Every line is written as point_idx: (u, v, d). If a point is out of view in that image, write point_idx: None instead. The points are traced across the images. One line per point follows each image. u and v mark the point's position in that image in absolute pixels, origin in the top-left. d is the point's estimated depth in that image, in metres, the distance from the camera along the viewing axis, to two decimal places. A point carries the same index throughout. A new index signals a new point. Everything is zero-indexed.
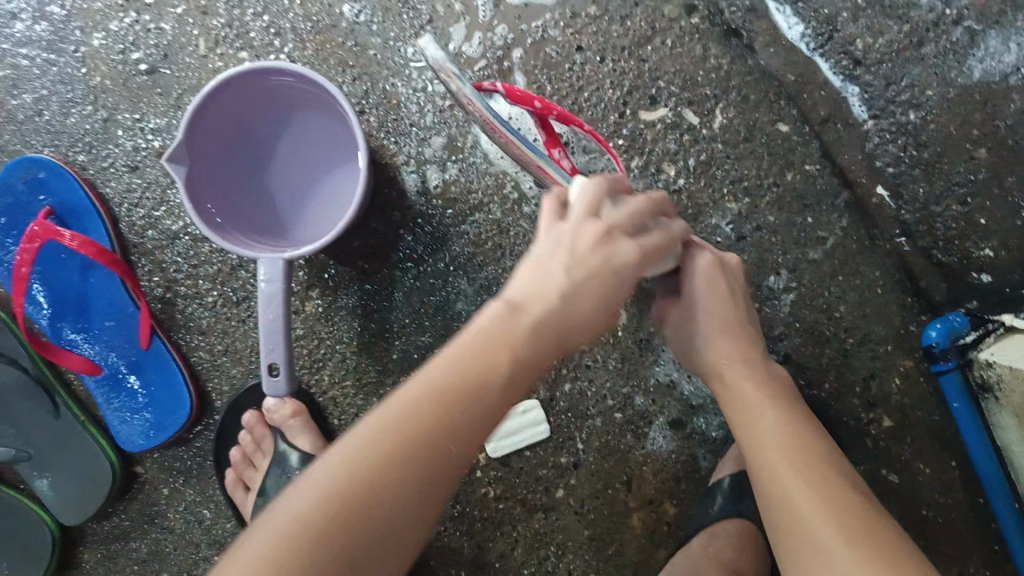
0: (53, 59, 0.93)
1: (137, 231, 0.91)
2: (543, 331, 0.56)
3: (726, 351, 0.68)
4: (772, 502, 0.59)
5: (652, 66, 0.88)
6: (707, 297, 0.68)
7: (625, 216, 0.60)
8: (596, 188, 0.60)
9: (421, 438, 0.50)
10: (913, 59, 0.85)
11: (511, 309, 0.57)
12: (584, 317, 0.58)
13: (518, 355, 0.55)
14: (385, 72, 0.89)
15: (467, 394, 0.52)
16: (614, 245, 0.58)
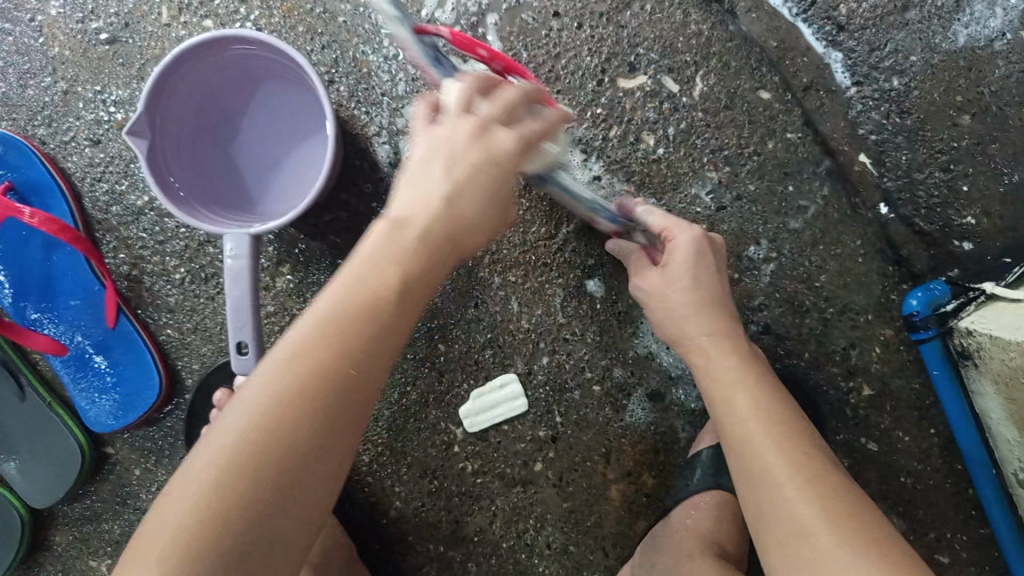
0: (9, 29, 0.89)
1: (101, 207, 0.88)
2: (428, 239, 0.54)
3: (707, 328, 0.69)
4: (751, 480, 0.60)
5: (631, 32, 0.86)
6: (688, 275, 0.70)
7: (500, 109, 0.57)
8: (467, 86, 0.57)
9: (327, 372, 0.49)
10: (897, 25, 0.84)
11: (402, 227, 0.54)
12: (477, 215, 0.56)
13: (420, 272, 0.53)
14: (355, 40, 0.86)
15: (368, 311, 0.51)
16: (492, 138, 0.55)
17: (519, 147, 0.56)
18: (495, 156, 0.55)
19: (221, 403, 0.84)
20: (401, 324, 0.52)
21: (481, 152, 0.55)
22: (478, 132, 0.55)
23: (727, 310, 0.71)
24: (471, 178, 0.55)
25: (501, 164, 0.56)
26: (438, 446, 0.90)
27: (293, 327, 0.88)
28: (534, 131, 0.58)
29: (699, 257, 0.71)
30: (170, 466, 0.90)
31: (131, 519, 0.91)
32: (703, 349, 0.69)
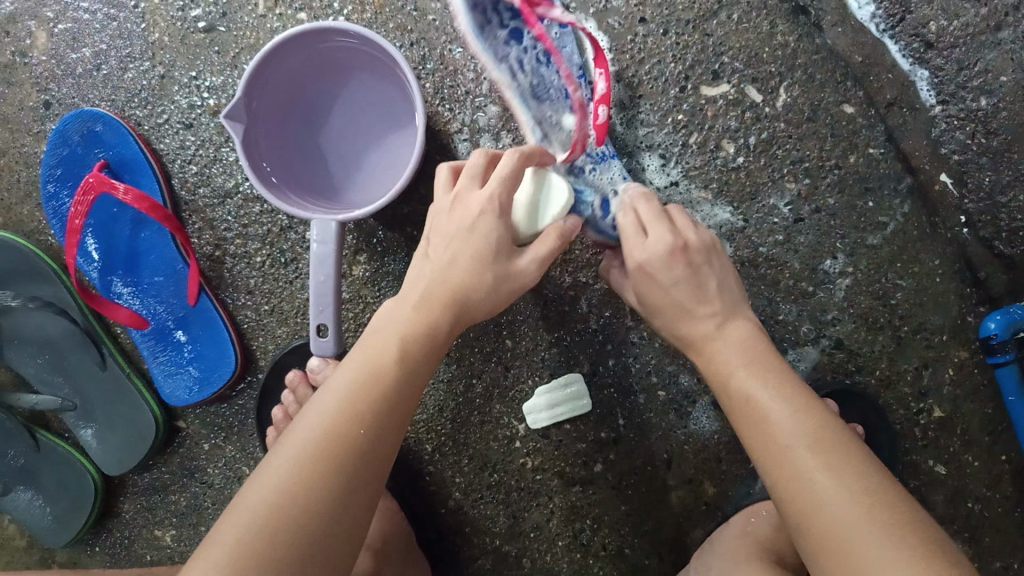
0: (113, 15, 0.93)
1: (189, 188, 0.92)
2: (428, 305, 0.63)
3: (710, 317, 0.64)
4: (764, 456, 0.57)
5: (716, 41, 0.86)
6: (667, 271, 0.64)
7: (499, 177, 0.62)
8: (479, 158, 0.66)
9: (343, 430, 0.56)
10: (988, 43, 0.83)
11: (414, 306, 0.63)
12: (484, 291, 0.63)
13: (415, 348, 0.62)
14: (444, 38, 0.88)
15: (377, 378, 0.59)
16: (483, 203, 0.63)
17: (489, 204, 0.62)
18: (476, 205, 0.63)
19: (297, 382, 0.87)
20: (407, 392, 0.60)
21: (487, 219, 0.62)
22: (459, 198, 0.64)
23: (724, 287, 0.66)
24: (453, 238, 0.63)
25: (487, 226, 0.62)
26: (499, 440, 0.90)
27: (367, 315, 0.90)
28: (511, 182, 0.62)
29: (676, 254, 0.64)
30: (237, 443, 0.92)
31: (196, 493, 0.93)
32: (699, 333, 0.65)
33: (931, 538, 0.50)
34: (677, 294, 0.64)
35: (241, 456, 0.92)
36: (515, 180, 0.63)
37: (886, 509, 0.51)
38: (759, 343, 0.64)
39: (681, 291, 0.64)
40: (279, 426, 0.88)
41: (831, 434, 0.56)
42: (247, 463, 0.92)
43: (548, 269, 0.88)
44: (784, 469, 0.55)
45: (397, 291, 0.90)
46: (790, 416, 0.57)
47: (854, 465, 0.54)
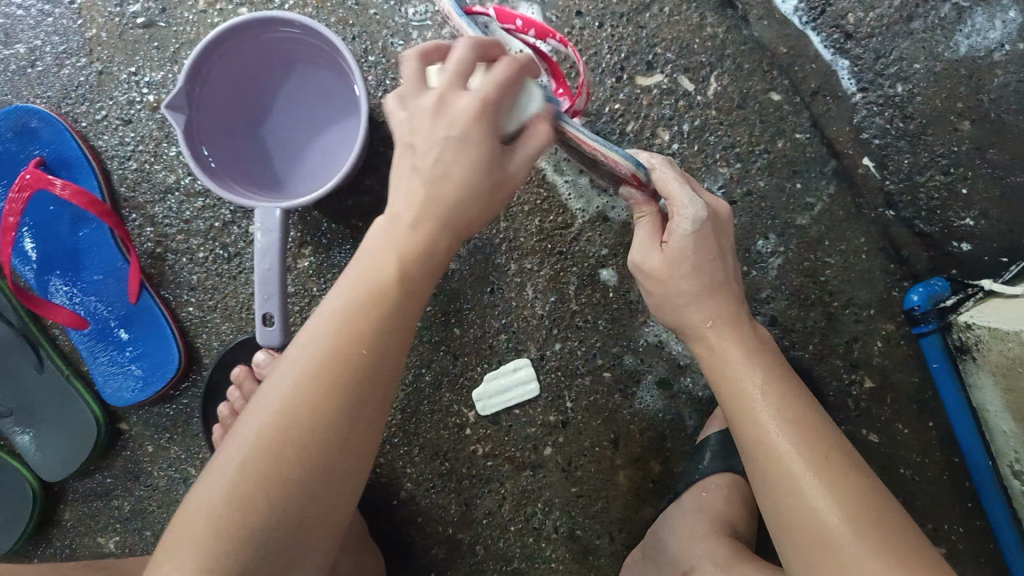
0: (48, 10, 0.92)
1: (129, 184, 0.91)
2: (424, 221, 0.58)
3: (710, 314, 0.66)
4: (759, 457, 0.60)
5: (649, 33, 0.90)
6: (692, 257, 0.66)
7: (492, 86, 0.55)
8: (466, 49, 0.56)
9: (320, 391, 0.54)
10: (902, 33, 0.88)
11: (411, 226, 0.58)
12: (471, 212, 0.59)
13: (399, 290, 0.58)
14: (385, 32, 0.89)
15: (358, 322, 0.56)
16: (451, 107, 0.56)
17: (480, 105, 0.55)
18: (464, 118, 0.56)
19: (242, 377, 0.86)
20: (395, 351, 0.57)
21: (477, 125, 0.56)
22: (439, 103, 0.56)
23: (730, 290, 0.68)
24: (443, 150, 0.57)
25: (474, 135, 0.56)
26: (450, 428, 0.92)
27: (313, 308, 0.90)
28: (506, 77, 0.55)
29: (701, 229, 0.66)
30: (183, 443, 0.91)
31: (141, 497, 0.91)
32: (703, 334, 0.66)
33: (913, 544, 0.55)
34: (692, 283, 0.66)
35: (186, 456, 0.91)
36: (510, 89, 0.56)
37: (868, 511, 0.55)
38: (757, 343, 0.66)
39: (694, 279, 0.66)
40: (225, 423, 0.87)
41: (823, 437, 0.60)
42: (193, 463, 0.90)
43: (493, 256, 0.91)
44: (779, 475, 0.58)
45: None
46: (787, 424, 0.60)
47: (836, 466, 0.58)
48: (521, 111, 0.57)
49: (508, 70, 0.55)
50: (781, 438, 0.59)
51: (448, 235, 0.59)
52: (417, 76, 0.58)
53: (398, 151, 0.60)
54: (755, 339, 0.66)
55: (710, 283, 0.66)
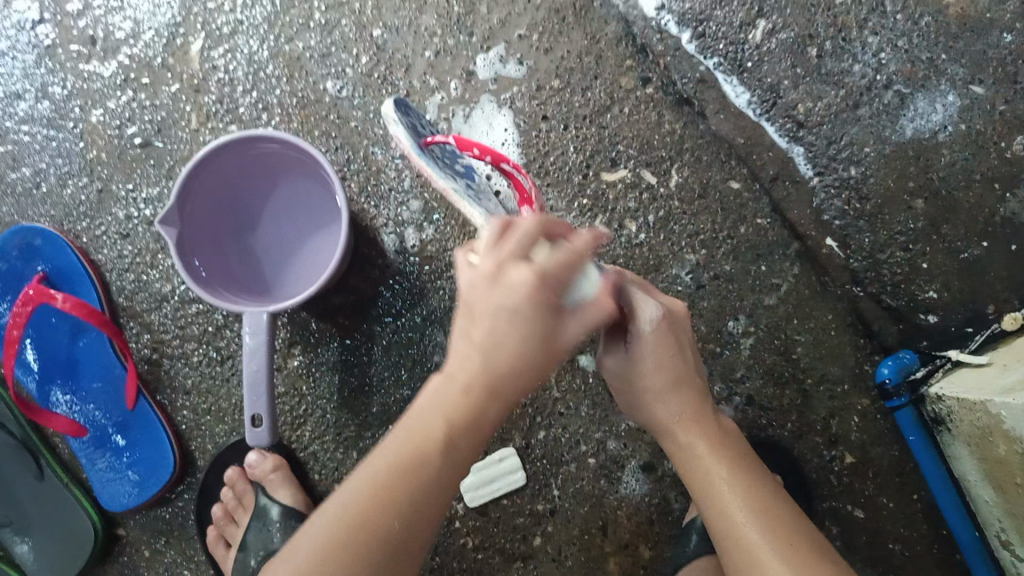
0: (52, 135, 1.00)
1: (127, 294, 0.96)
2: (473, 392, 0.58)
3: (678, 410, 0.67)
4: (723, 542, 0.63)
5: (612, 132, 0.96)
6: (652, 359, 0.66)
7: (559, 266, 0.53)
8: (531, 225, 0.54)
9: (393, 492, 0.58)
10: (850, 120, 0.94)
11: (463, 389, 0.58)
12: (516, 383, 0.57)
13: (481, 410, 0.59)
14: (366, 142, 0.96)
15: (416, 473, 0.58)
16: (506, 280, 0.54)
17: (536, 283, 0.53)
18: (515, 294, 0.54)
19: (235, 478, 0.90)
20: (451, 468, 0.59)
21: (530, 301, 0.54)
22: (489, 272, 0.54)
23: (697, 389, 0.68)
24: (494, 320, 0.55)
25: (528, 311, 0.54)
26: (439, 521, 0.93)
27: (303, 407, 0.93)
28: (568, 268, 0.54)
29: (660, 328, 0.64)
30: (178, 546, 0.92)
31: None
32: (670, 428, 0.68)
33: None
34: (656, 380, 0.66)
35: (182, 559, 0.92)
36: (570, 265, 0.54)
37: None
38: (722, 437, 0.68)
39: (658, 378, 0.66)
40: (218, 524, 0.89)
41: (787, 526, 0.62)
42: (189, 566, 0.92)
43: None
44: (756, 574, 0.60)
45: (332, 380, 0.93)
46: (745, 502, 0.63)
47: (804, 552, 0.60)
48: (578, 292, 0.54)
49: (583, 240, 0.54)
50: (752, 534, 0.61)
51: (536, 363, 0.57)
52: (496, 236, 0.54)
53: (458, 314, 0.58)
54: (719, 435, 0.68)
55: (675, 380, 0.67)
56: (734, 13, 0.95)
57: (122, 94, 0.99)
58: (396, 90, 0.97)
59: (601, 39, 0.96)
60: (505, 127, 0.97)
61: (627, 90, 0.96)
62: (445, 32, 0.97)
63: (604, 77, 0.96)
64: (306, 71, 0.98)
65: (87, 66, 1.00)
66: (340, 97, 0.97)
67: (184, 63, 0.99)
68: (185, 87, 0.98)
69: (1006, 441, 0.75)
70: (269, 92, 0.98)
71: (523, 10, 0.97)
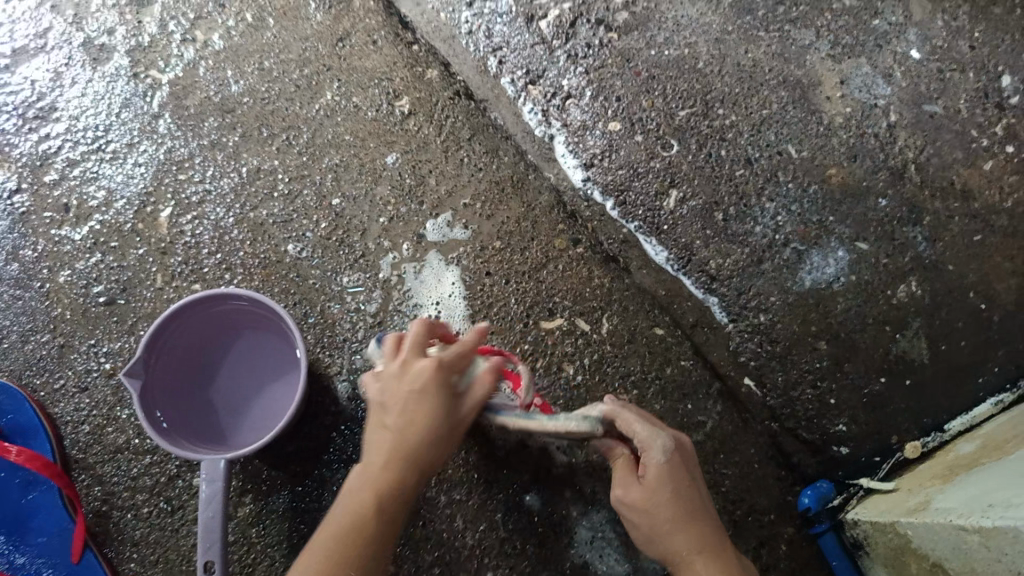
0: (20, 294, 1.05)
1: (81, 447, 0.98)
2: (392, 464, 0.74)
3: (693, 543, 0.76)
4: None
5: (548, 286, 1.06)
6: (669, 485, 0.76)
7: (454, 354, 0.76)
8: (417, 330, 0.80)
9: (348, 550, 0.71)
10: (756, 274, 1.06)
11: (383, 467, 0.74)
12: (430, 452, 0.75)
13: (401, 475, 0.74)
14: (323, 298, 1.05)
15: (358, 537, 0.72)
16: (410, 365, 0.76)
17: (435, 364, 0.75)
18: (418, 377, 0.75)
19: None
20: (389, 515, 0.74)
21: (433, 380, 0.75)
22: (399, 367, 0.76)
23: (709, 522, 0.78)
24: (407, 402, 0.75)
25: (429, 389, 0.75)
26: None
27: (251, 556, 0.95)
28: (457, 354, 0.77)
29: (671, 461, 0.76)
30: None
31: None
32: (688, 558, 0.75)
33: None
34: (673, 508, 0.76)
35: None
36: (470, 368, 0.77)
37: None
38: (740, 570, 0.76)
39: (676, 509, 0.76)
40: None
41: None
42: None
43: (424, 491, 0.97)
44: None
45: (283, 526, 0.96)
46: None
47: None
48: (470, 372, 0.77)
49: (471, 337, 0.78)
50: None
51: (425, 441, 0.75)
52: (392, 348, 0.79)
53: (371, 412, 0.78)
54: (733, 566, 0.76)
55: (686, 512, 0.76)
56: (649, 184, 1.09)
57: (91, 256, 1.06)
58: (352, 251, 1.07)
59: (535, 206, 1.09)
60: (452, 281, 1.05)
61: (560, 249, 1.07)
62: (397, 199, 1.09)
63: (539, 239, 1.08)
64: (268, 234, 1.07)
65: (59, 231, 1.07)
66: (300, 257, 1.06)
67: (153, 228, 1.07)
68: (152, 250, 1.06)
69: (915, 560, 0.81)
70: (233, 253, 1.06)
71: (466, 181, 1.09)
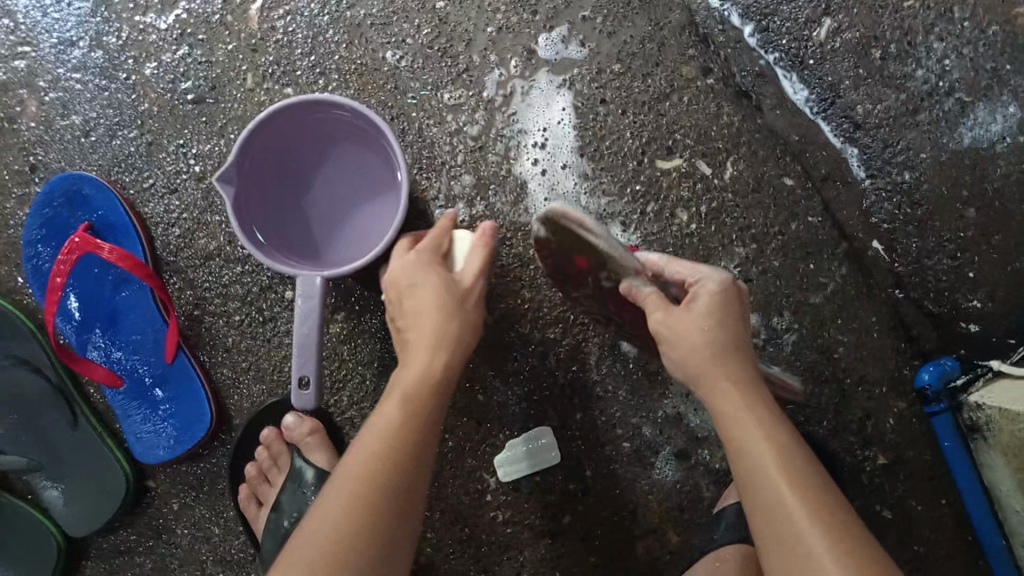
0: (105, 85, 0.98)
1: (171, 250, 0.95)
2: (412, 398, 0.66)
3: (723, 376, 0.66)
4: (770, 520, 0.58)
5: (670, 120, 0.95)
6: (716, 312, 0.68)
7: (433, 239, 0.77)
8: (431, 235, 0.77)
9: (377, 471, 0.62)
10: (909, 125, 0.93)
11: (401, 399, 0.66)
12: (447, 367, 0.68)
13: (424, 405, 0.66)
14: (421, 114, 0.96)
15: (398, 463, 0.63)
16: (428, 266, 0.74)
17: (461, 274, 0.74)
18: (428, 296, 0.71)
19: (271, 439, 0.91)
20: (411, 463, 0.63)
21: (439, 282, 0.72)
22: (403, 270, 0.73)
23: (745, 361, 0.68)
24: (413, 309, 0.71)
25: (438, 295, 0.71)
26: (471, 494, 0.93)
27: (343, 372, 0.93)
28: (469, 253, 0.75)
29: (726, 287, 0.70)
30: (209, 502, 0.93)
31: (163, 553, 0.94)
32: (715, 389, 0.66)
33: None
34: (706, 339, 0.67)
35: (212, 515, 0.93)
36: (473, 255, 0.75)
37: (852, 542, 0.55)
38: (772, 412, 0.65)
39: (707, 342, 0.67)
40: (252, 483, 0.91)
41: (823, 495, 0.59)
42: (217, 523, 0.93)
43: (520, 328, 0.93)
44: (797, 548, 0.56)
45: (373, 347, 0.94)
46: (786, 475, 0.60)
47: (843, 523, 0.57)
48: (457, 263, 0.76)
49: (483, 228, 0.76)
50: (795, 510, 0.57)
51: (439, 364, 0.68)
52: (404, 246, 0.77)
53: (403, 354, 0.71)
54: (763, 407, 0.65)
55: (721, 350, 0.67)
56: (800, 9, 0.94)
57: (178, 49, 0.98)
58: (455, 63, 0.96)
59: (665, 26, 0.95)
60: (563, 107, 0.95)
61: (688, 79, 0.95)
62: (509, 8, 0.96)
63: (665, 65, 0.95)
64: (365, 38, 0.97)
65: (144, 17, 0.98)
66: (399, 66, 0.96)
67: (242, 21, 0.97)
68: (242, 46, 0.97)
69: None
70: (327, 56, 0.97)
71: None
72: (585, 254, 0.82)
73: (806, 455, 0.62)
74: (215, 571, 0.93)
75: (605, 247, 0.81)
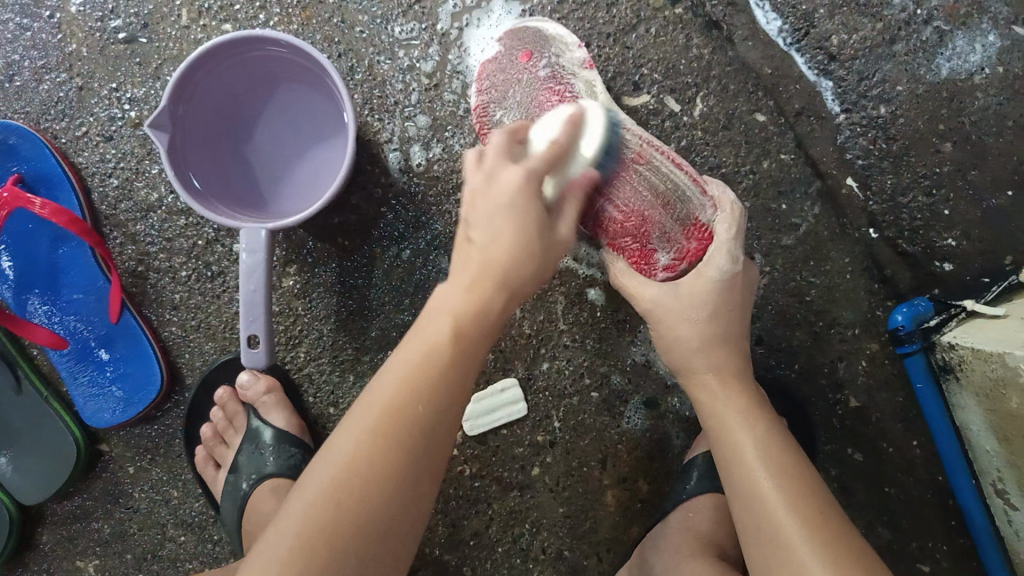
0: (27, 24, 0.91)
1: (110, 203, 0.90)
2: (441, 344, 0.56)
3: (717, 368, 0.72)
4: (762, 529, 0.60)
5: (636, 53, 0.90)
6: (725, 293, 0.73)
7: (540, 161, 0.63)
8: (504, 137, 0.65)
9: (388, 429, 0.53)
10: (884, 55, 0.88)
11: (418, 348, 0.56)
12: (472, 311, 0.58)
13: (447, 359, 0.55)
14: (371, 49, 0.90)
15: (415, 416, 0.54)
16: (498, 177, 0.61)
17: (524, 177, 0.60)
18: (489, 209, 0.60)
19: (225, 399, 0.87)
20: (434, 432, 0.54)
21: (523, 195, 0.60)
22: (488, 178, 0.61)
23: (740, 352, 0.73)
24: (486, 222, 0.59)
25: (522, 203, 0.60)
26: None
27: (298, 327, 0.90)
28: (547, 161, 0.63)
29: (732, 276, 0.72)
30: (164, 464, 0.90)
31: (122, 518, 0.91)
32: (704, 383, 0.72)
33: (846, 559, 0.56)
34: (712, 328, 0.72)
35: (168, 477, 0.90)
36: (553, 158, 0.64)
37: (826, 524, 0.59)
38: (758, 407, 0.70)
39: (711, 327, 0.72)
40: (208, 444, 0.87)
41: (802, 481, 0.63)
42: (174, 485, 0.90)
43: None
44: (774, 535, 0.59)
45: (329, 301, 0.90)
46: (771, 465, 0.64)
47: (824, 512, 0.60)
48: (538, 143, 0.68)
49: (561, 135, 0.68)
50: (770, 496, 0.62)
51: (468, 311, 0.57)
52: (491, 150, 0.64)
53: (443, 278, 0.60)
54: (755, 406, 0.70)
55: (718, 338, 0.72)
56: None
57: None
58: None
59: None
60: None
61: (655, 8, 0.90)
62: None
63: None
64: None
65: None
66: None
67: None
68: None
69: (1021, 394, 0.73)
70: None
71: None
72: (531, 45, 0.82)
73: (790, 446, 0.67)
74: (176, 535, 0.90)
75: (549, 32, 0.83)
